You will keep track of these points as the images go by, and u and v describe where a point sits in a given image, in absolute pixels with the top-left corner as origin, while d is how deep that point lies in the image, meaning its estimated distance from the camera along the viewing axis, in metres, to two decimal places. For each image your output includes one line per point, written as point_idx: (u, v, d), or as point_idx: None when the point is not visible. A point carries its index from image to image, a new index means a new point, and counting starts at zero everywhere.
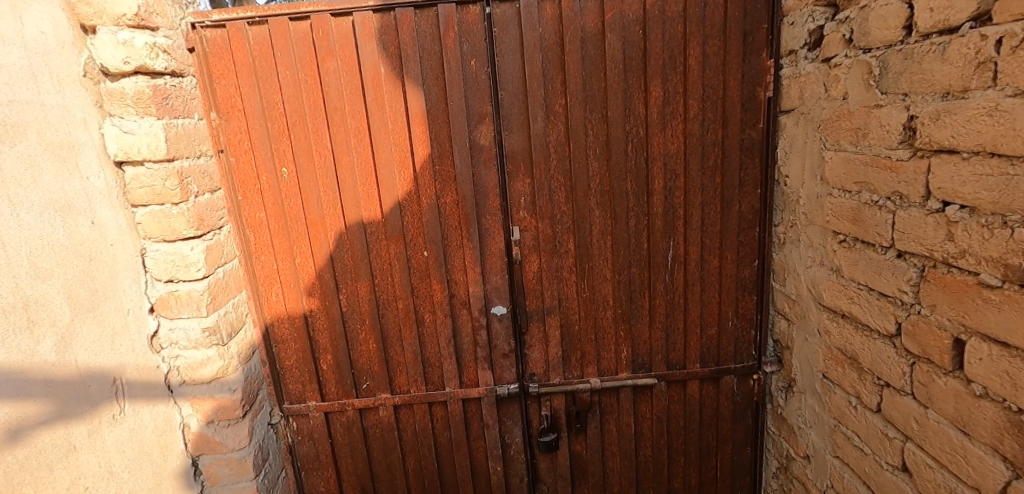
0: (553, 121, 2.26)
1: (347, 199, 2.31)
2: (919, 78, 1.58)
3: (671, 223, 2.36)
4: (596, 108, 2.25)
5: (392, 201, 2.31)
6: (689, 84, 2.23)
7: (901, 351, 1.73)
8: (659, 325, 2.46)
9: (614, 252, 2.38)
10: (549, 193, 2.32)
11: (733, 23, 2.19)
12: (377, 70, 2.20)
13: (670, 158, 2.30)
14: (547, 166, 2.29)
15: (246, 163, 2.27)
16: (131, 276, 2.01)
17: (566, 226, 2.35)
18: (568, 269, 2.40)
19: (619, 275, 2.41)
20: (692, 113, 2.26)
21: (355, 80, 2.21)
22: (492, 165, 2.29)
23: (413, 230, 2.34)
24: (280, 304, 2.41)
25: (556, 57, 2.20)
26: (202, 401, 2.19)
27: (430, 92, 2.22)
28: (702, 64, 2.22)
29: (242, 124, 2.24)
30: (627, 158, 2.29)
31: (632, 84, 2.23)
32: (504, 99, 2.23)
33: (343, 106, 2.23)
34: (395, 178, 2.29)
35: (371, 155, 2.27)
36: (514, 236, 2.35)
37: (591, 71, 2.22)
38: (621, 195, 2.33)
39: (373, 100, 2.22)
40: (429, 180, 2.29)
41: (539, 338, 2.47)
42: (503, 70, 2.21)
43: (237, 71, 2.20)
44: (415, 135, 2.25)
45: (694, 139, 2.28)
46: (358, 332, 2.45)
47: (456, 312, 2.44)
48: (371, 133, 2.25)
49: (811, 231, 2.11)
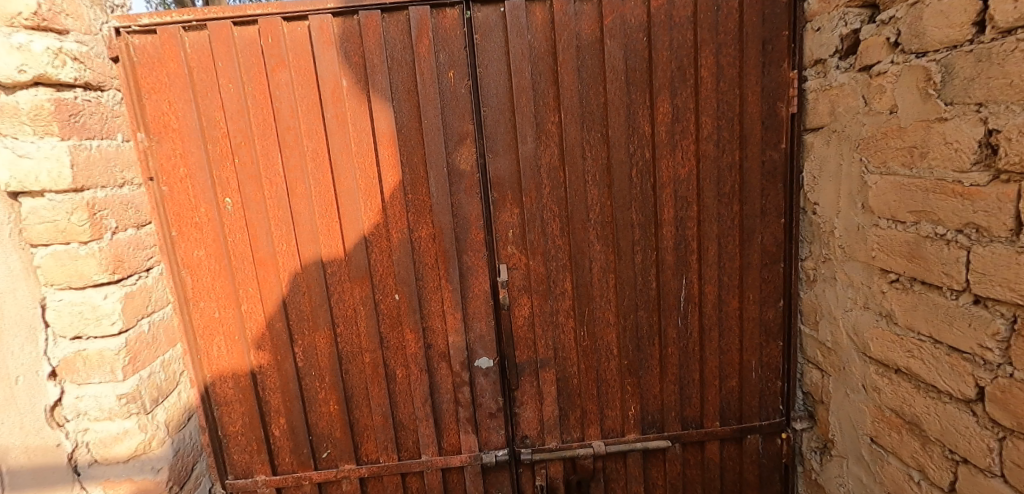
0: (544, 141, 1.93)
1: (302, 234, 1.95)
2: (1000, 83, 1.29)
3: (683, 258, 2.04)
4: (594, 126, 1.93)
5: (356, 236, 1.96)
6: (702, 99, 1.93)
7: (983, 421, 1.41)
8: (671, 377, 2.12)
9: (617, 294, 2.05)
10: (541, 225, 1.98)
11: (751, 28, 1.90)
12: (338, 82, 1.87)
13: (681, 184, 1.99)
14: (538, 194, 1.96)
15: (181, 193, 1.91)
16: (26, 334, 1.62)
17: (562, 264, 2.02)
18: (564, 314, 2.05)
19: (624, 320, 2.06)
20: (706, 132, 1.96)
21: (312, 95, 1.88)
22: (475, 193, 1.95)
23: (381, 270, 1.99)
24: (222, 360, 2.02)
25: (547, 68, 1.90)
26: (116, 485, 1.76)
27: (401, 109, 1.89)
28: (716, 76, 1.92)
29: (177, 147, 1.89)
30: (631, 185, 1.97)
31: (636, 99, 1.92)
32: (488, 117, 1.92)
33: (297, 125, 1.89)
34: (360, 209, 1.94)
35: (331, 182, 1.93)
36: (501, 276, 2.00)
37: (589, 84, 1.91)
38: (625, 227, 2.00)
39: (333, 119, 1.89)
40: (401, 211, 1.95)
41: (532, 395, 2.10)
42: (486, 83, 1.89)
43: (170, 84, 1.86)
44: (383, 158, 1.91)
45: (708, 163, 1.97)
46: (317, 390, 2.06)
47: (434, 366, 2.06)
48: (330, 156, 1.91)
49: (851, 268, 1.79)
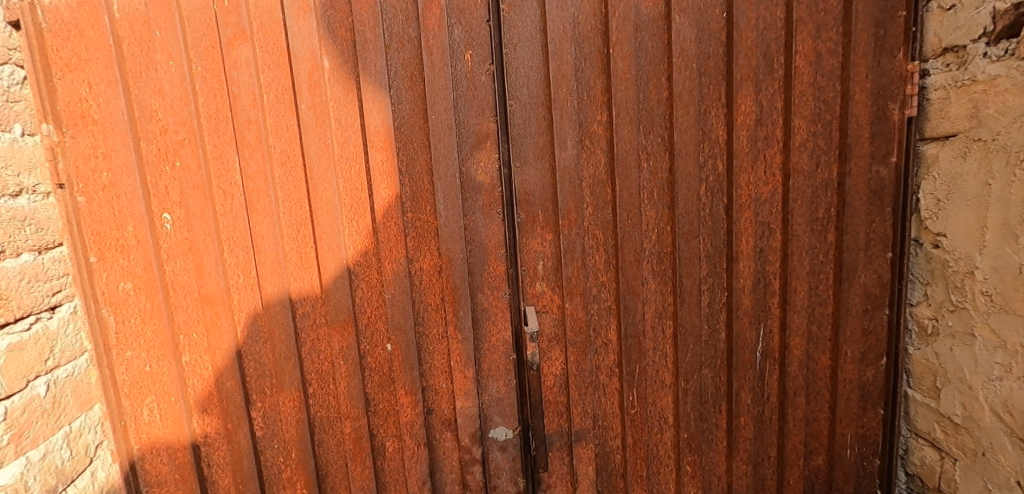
0: (588, 146, 1.49)
1: (264, 263, 1.47)
2: None
3: (763, 303, 1.57)
4: (653, 129, 1.49)
5: (337, 267, 1.48)
6: (794, 97, 1.49)
7: None
8: (743, 455, 1.64)
9: (677, 348, 1.57)
10: (581, 256, 1.52)
11: (862, 5, 1.46)
12: (317, 62, 1.40)
13: (763, 206, 1.53)
14: (578, 216, 1.50)
15: (104, 206, 1.41)
16: None
17: (606, 307, 1.55)
18: (607, 372, 1.58)
19: (685, 382, 1.59)
20: (798, 140, 1.51)
21: (283, 78, 1.40)
22: (495, 213, 1.49)
23: (369, 312, 1.51)
24: (154, 428, 1.51)
25: (596, 51, 1.45)
26: None
27: (402, 99, 1.43)
28: (814, 66, 1.48)
29: (98, 143, 1.39)
30: (699, 206, 1.52)
31: (709, 94, 1.48)
32: (516, 113, 1.46)
33: (261, 119, 1.41)
34: (343, 231, 1.47)
35: (304, 194, 1.45)
36: (534, 326, 1.53)
37: (649, 73, 1.46)
38: (690, 261, 1.54)
39: (310, 111, 1.41)
40: (398, 236, 1.48)
41: (563, 476, 1.61)
42: (515, 69, 1.44)
43: (90, 60, 1.36)
44: (376, 165, 1.44)
45: (800, 180, 1.52)
46: (280, 469, 1.56)
47: (436, 437, 1.57)
48: (304, 160, 1.43)
49: (1006, 325, 1.36)
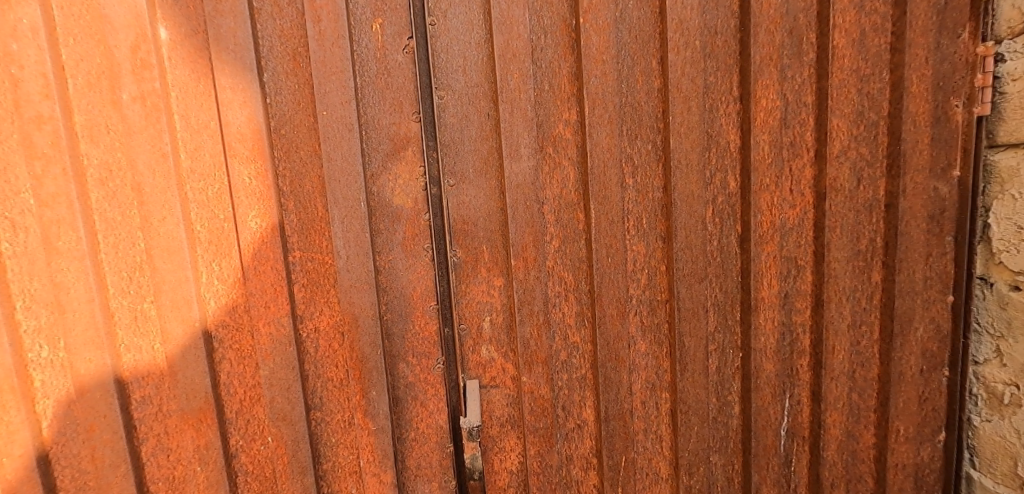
0: (551, 155, 1.06)
1: (77, 338, 0.87)
2: None
3: (790, 368, 1.17)
4: (642, 133, 1.08)
5: (187, 331, 0.98)
6: (831, 88, 1.09)
7: None
8: None
9: (675, 430, 1.16)
10: (545, 310, 1.10)
11: None
12: (145, 33, 0.92)
13: (790, 237, 1.13)
14: (539, 254, 1.08)
15: None
16: None
17: (580, 378, 1.13)
18: (582, 466, 1.15)
19: (686, 476, 1.17)
20: (838, 146, 1.11)
21: (97, 52, 0.88)
22: (421, 251, 1.07)
23: (240, 393, 1.03)
24: None
25: (561, 22, 1.04)
26: None
27: (281, 90, 1.01)
28: (857, 46, 1.08)
29: None
30: (705, 239, 1.11)
31: (717, 83, 1.08)
32: (449, 108, 1.04)
33: (60, 111, 0.85)
34: (194, 280, 0.99)
35: (136, 227, 0.92)
36: (474, 419, 1.09)
37: (637, 55, 1.06)
38: (694, 313, 1.12)
39: (136, 103, 0.92)
40: (279, 286, 1.04)
41: None
42: (444, 45, 1.03)
43: None
44: (241, 183, 1.01)
45: (841, 201, 1.12)
46: None
47: None
48: (132, 176, 0.92)
49: None
